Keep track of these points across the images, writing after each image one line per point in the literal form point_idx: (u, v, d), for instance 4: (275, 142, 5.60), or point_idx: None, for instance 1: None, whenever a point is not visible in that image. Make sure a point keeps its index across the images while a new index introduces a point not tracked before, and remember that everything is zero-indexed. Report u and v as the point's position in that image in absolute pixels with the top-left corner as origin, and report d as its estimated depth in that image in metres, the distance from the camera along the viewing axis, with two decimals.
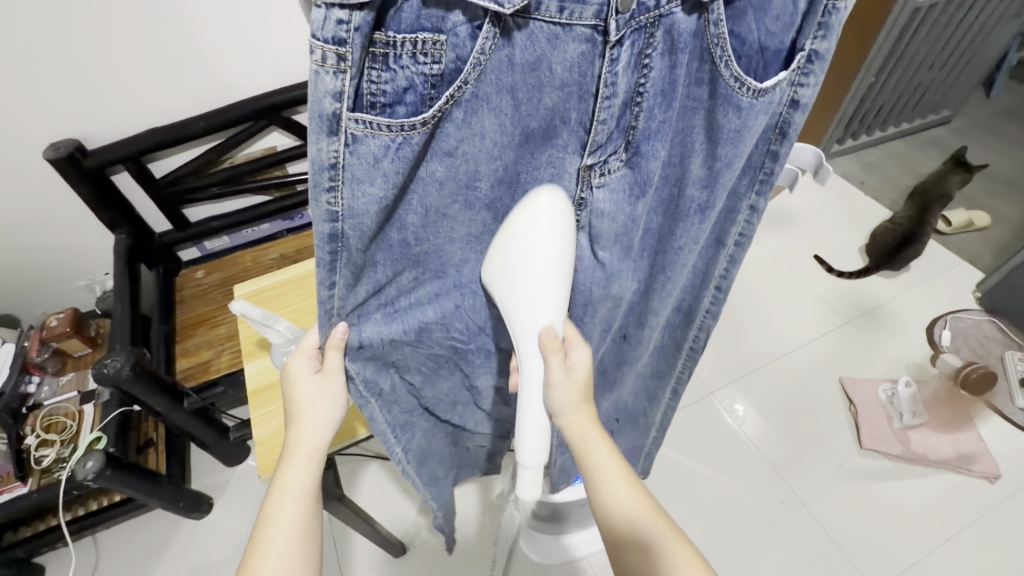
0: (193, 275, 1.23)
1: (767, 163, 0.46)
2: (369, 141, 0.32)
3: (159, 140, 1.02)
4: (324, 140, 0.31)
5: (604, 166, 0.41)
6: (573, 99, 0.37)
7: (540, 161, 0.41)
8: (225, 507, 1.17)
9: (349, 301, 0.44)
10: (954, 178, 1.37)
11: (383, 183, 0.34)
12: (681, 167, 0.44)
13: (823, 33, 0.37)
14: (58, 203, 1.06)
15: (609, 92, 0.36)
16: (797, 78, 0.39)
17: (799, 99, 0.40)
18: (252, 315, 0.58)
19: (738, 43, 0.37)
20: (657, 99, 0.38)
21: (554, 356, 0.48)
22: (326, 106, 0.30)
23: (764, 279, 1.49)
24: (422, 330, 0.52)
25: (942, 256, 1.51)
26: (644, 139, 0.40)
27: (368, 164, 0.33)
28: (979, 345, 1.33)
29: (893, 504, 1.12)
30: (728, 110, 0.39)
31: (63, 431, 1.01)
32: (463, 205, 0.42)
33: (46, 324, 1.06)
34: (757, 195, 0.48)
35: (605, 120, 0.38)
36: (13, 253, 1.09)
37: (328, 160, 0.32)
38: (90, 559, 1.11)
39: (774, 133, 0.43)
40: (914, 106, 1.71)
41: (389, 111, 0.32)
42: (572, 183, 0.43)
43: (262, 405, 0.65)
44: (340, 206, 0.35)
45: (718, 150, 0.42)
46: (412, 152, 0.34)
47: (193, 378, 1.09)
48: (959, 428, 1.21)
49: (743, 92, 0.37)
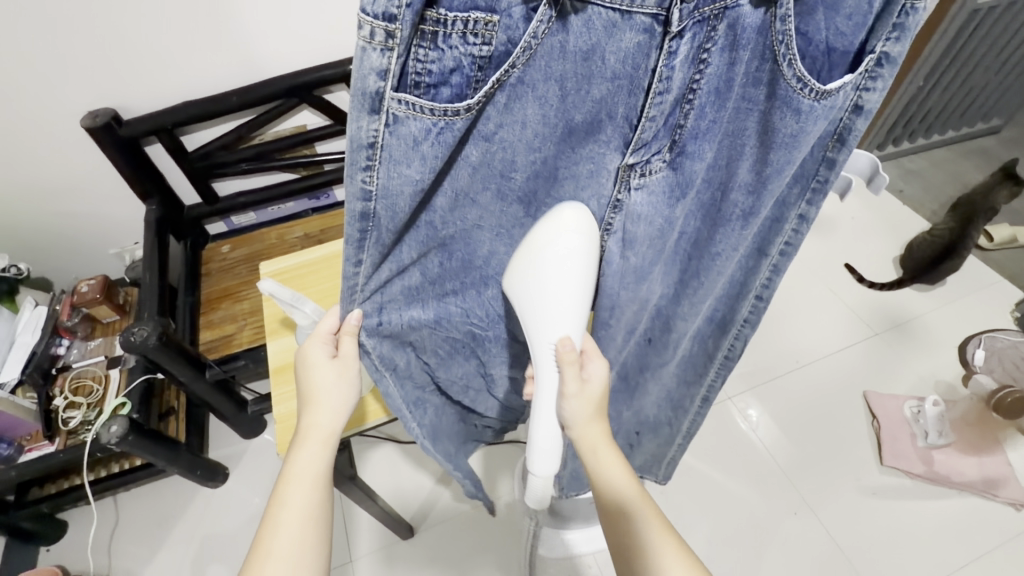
0: (219, 249, 1.24)
1: (822, 171, 0.43)
2: (410, 122, 0.31)
3: (193, 112, 1.03)
4: (366, 118, 0.30)
5: (646, 166, 0.39)
6: (622, 94, 0.35)
7: (579, 154, 0.39)
8: (241, 477, 1.19)
9: (373, 281, 0.44)
10: (1003, 191, 1.30)
11: (420, 166, 0.34)
12: (726, 171, 0.42)
13: (896, 35, 0.33)
14: (95, 171, 1.08)
15: (662, 88, 0.35)
16: (863, 82, 0.36)
17: (863, 105, 0.38)
18: (279, 295, 0.57)
19: (804, 42, 0.34)
20: (710, 97, 0.37)
21: (570, 368, 0.48)
22: (370, 84, 0.29)
23: (790, 285, 1.45)
24: (442, 317, 0.52)
25: (981, 272, 1.45)
26: (691, 138, 0.39)
27: (407, 146, 0.32)
28: (1015, 367, 1.23)
29: (909, 523, 1.09)
30: (787, 113, 0.36)
31: (90, 395, 1.04)
32: (494, 193, 0.40)
33: (77, 290, 1.09)
34: (807, 204, 0.46)
35: (654, 117, 0.36)
36: (51, 217, 1.12)
37: (366, 140, 0.31)
38: (111, 518, 1.15)
39: (832, 140, 0.41)
40: (964, 113, 1.63)
41: (433, 93, 0.31)
42: (611, 182, 0.41)
43: (283, 383, 0.65)
44: (375, 185, 0.34)
45: (770, 154, 0.39)
46: (453, 137, 0.33)
47: (216, 351, 1.11)
48: (986, 452, 1.16)
49: (805, 95, 0.35)
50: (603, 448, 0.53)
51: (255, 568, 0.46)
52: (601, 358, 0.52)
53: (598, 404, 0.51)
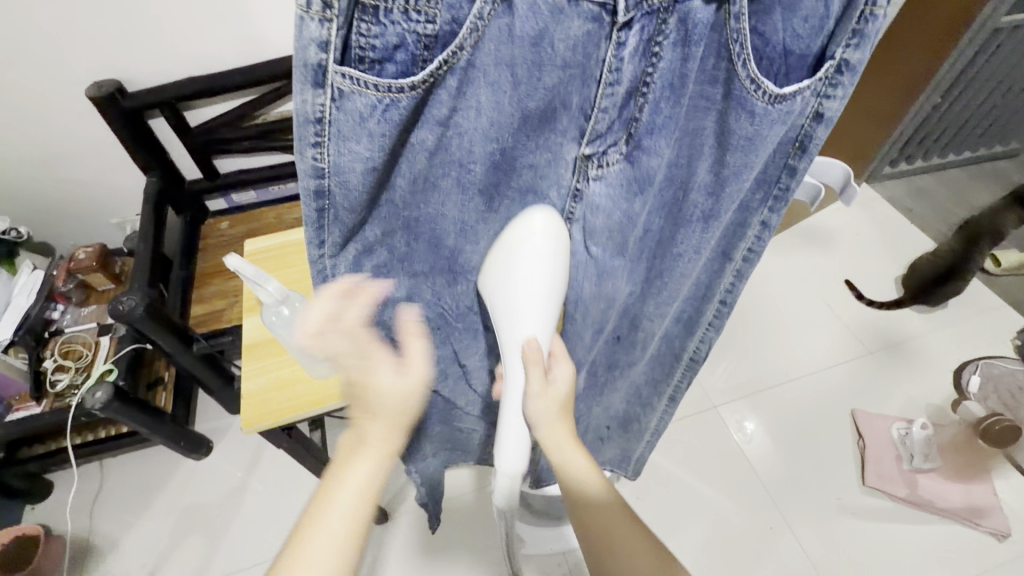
0: (217, 226, 1.26)
1: (784, 177, 0.43)
2: (355, 98, 0.31)
3: (195, 88, 1.04)
4: (310, 92, 0.30)
5: (602, 157, 0.40)
6: (575, 83, 0.36)
7: (537, 142, 0.40)
8: (225, 451, 1.21)
9: (341, 264, 0.43)
10: (1011, 216, 1.27)
11: (370, 143, 0.34)
12: (686, 170, 0.43)
13: (856, 42, 0.33)
14: (99, 141, 1.09)
15: (612, 79, 0.35)
16: (825, 89, 0.36)
17: (823, 113, 0.38)
18: (243, 271, 0.57)
19: (761, 42, 0.34)
20: (665, 91, 0.37)
21: (535, 369, 0.45)
22: (310, 55, 0.28)
23: (788, 298, 1.44)
24: (412, 292, 0.51)
25: (983, 297, 1.42)
26: (647, 134, 0.39)
27: (354, 122, 0.32)
28: (1011, 397, 1.21)
29: (886, 546, 1.08)
30: (742, 115, 0.37)
31: (79, 359, 1.06)
32: (455, 181, 0.41)
33: (74, 257, 1.11)
34: (769, 210, 0.46)
35: (607, 108, 0.37)
36: (55, 184, 1.14)
37: (313, 114, 0.31)
38: (95, 482, 1.17)
39: (794, 146, 0.41)
40: (981, 134, 1.60)
41: (378, 69, 0.30)
42: (570, 173, 0.42)
43: (255, 359, 0.66)
44: (326, 162, 0.34)
45: (726, 156, 0.40)
46: (399, 115, 0.33)
47: (205, 325, 1.12)
48: (974, 479, 1.14)
49: (759, 97, 0.36)
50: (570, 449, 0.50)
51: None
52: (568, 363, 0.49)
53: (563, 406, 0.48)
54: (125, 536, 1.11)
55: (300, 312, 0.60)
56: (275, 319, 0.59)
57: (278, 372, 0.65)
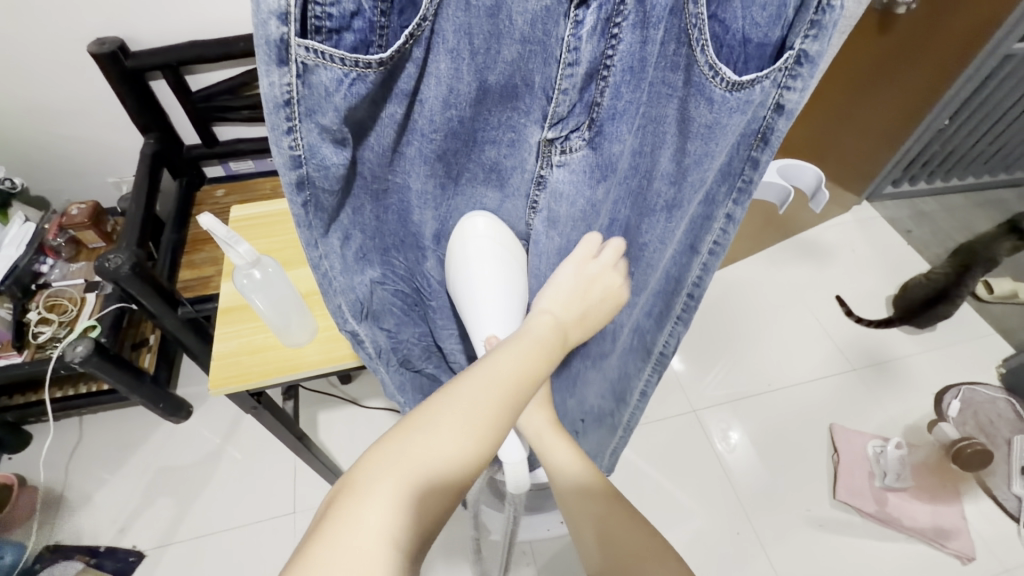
0: (213, 192, 1.25)
1: (747, 170, 0.45)
2: (321, 72, 0.30)
3: (199, 53, 1.04)
4: (276, 72, 0.29)
5: (565, 142, 0.42)
6: (537, 61, 0.37)
7: (501, 118, 0.41)
8: (204, 416, 1.22)
9: (339, 260, 0.44)
10: (1006, 243, 1.27)
11: (336, 117, 0.33)
12: (650, 158, 0.46)
13: (814, 33, 0.35)
14: (99, 99, 1.10)
15: (572, 59, 0.37)
16: (785, 80, 0.38)
17: (784, 105, 0.40)
18: (216, 232, 0.56)
19: (722, 29, 0.36)
20: (625, 75, 0.38)
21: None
22: (272, 30, 0.28)
23: (777, 308, 1.44)
24: (388, 265, 0.50)
25: (973, 323, 1.42)
26: (609, 118, 0.41)
27: (321, 97, 0.31)
28: (988, 423, 1.25)
29: (849, 560, 1.08)
30: (701, 102, 0.40)
31: (64, 313, 1.08)
32: (418, 152, 0.42)
33: (67, 212, 1.11)
34: (734, 204, 0.48)
35: (567, 90, 0.38)
36: (53, 139, 1.15)
37: (281, 97, 0.30)
38: (73, 436, 1.18)
39: (756, 139, 0.43)
40: (986, 161, 1.60)
41: (336, 39, 0.30)
42: (534, 157, 0.45)
43: (229, 323, 0.66)
44: (301, 148, 0.33)
45: (688, 144, 0.43)
46: (365, 89, 0.32)
47: (193, 290, 1.12)
48: (943, 500, 1.14)
49: (717, 84, 0.38)
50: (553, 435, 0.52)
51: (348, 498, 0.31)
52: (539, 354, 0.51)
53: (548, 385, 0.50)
54: (98, 491, 1.12)
55: (273, 277, 0.61)
56: (246, 282, 0.60)
57: (250, 337, 0.66)
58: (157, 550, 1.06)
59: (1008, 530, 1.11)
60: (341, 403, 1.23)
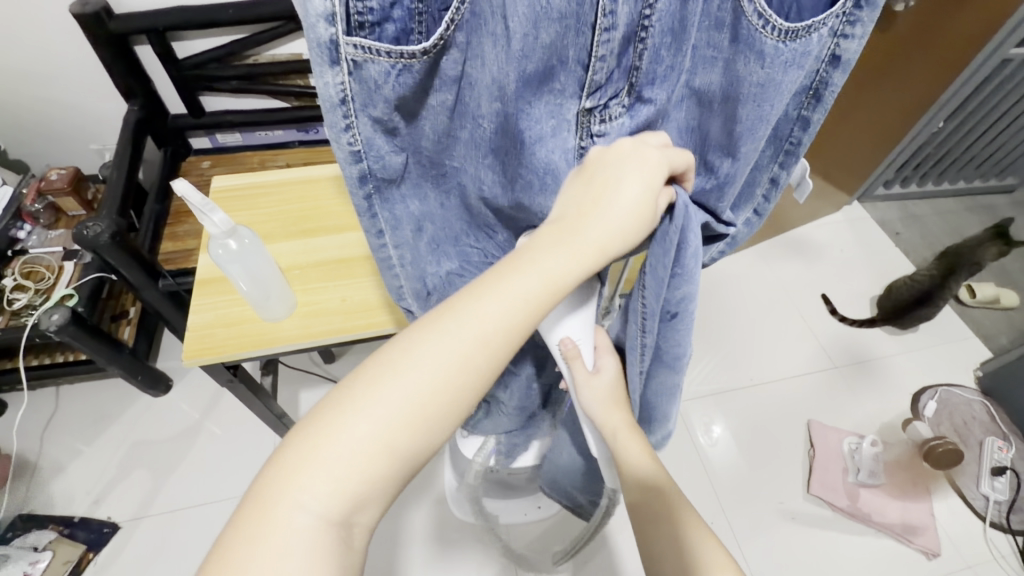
0: (198, 163, 1.23)
1: (796, 131, 0.44)
2: (370, 67, 0.31)
3: (185, 18, 1.02)
4: (328, 72, 0.31)
5: (604, 110, 0.39)
6: (571, 34, 0.34)
7: (539, 107, 0.38)
8: (183, 391, 1.21)
9: (405, 248, 0.46)
10: (991, 249, 1.30)
11: (385, 107, 0.34)
12: (701, 132, 0.45)
13: None
14: (79, 62, 1.06)
15: (607, 24, 0.34)
16: (843, 27, 0.37)
17: (841, 55, 0.38)
18: (191, 198, 0.54)
19: None
20: (665, 37, 0.36)
21: (576, 364, 0.50)
22: (321, 32, 0.30)
23: (763, 305, 1.45)
24: (468, 264, 0.51)
25: (954, 326, 1.44)
26: (648, 84, 0.38)
27: (370, 90, 0.33)
28: (963, 425, 1.27)
29: (819, 552, 1.10)
30: (750, 58, 0.37)
31: (40, 281, 1.06)
32: (471, 140, 0.40)
33: (46, 177, 1.09)
34: (781, 167, 0.47)
35: (604, 56, 0.35)
36: (33, 102, 1.12)
37: (336, 95, 0.33)
38: (49, 406, 1.17)
39: (808, 95, 0.41)
40: (977, 166, 1.60)
41: (379, 31, 0.30)
42: (574, 133, 0.40)
43: (206, 295, 0.65)
44: (360, 143, 0.36)
45: (739, 109, 0.40)
46: (412, 79, 0.33)
47: (174, 263, 1.11)
48: (914, 498, 1.16)
49: (768, 35, 0.35)
50: (627, 436, 0.52)
51: (257, 504, 0.33)
52: (613, 354, 0.52)
53: (615, 389, 0.52)
54: (73, 461, 1.11)
55: (248, 248, 0.60)
56: (221, 251, 0.59)
57: (227, 310, 0.64)
58: (132, 523, 1.05)
59: (974, 529, 1.14)
60: (322, 382, 1.22)
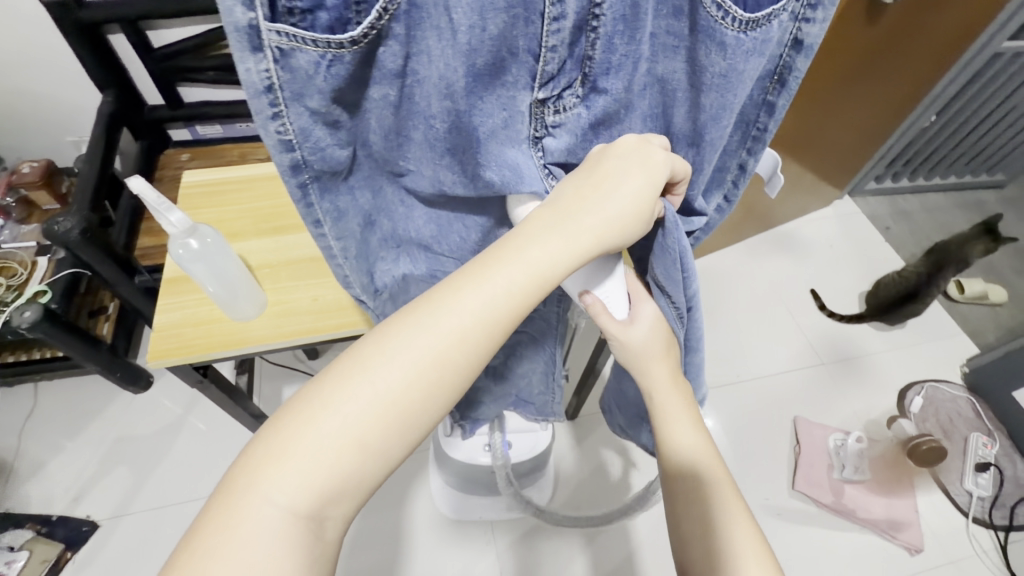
0: (177, 157, 1.20)
1: (762, 117, 0.43)
2: (298, 56, 0.28)
3: (158, 8, 0.98)
4: (251, 59, 0.28)
5: (558, 100, 0.38)
6: (520, 25, 0.33)
7: (489, 101, 0.36)
8: (164, 387, 1.19)
9: (352, 243, 0.42)
10: (978, 245, 1.30)
11: (322, 100, 0.31)
12: (665, 120, 0.42)
13: None
14: (51, 51, 1.03)
15: (556, 14, 0.33)
16: (803, 11, 0.36)
17: (803, 40, 0.37)
18: (147, 196, 0.52)
19: None
20: (617, 25, 0.35)
21: (603, 318, 0.46)
22: (238, 16, 0.26)
23: (752, 301, 1.44)
24: (433, 264, 0.51)
25: (943, 321, 1.43)
26: (603, 73, 0.37)
27: (304, 82, 0.29)
28: (948, 421, 1.28)
29: (802, 549, 1.10)
30: (711, 47, 0.35)
31: (13, 276, 1.04)
32: (424, 139, 0.37)
33: (17, 170, 1.06)
34: (748, 154, 0.45)
35: (555, 47, 0.35)
36: (4, 93, 1.08)
37: (262, 83, 0.29)
38: (27, 403, 1.15)
39: (772, 80, 0.40)
40: (967, 162, 1.60)
41: (311, 19, 0.28)
42: (528, 124, 0.39)
43: (174, 295, 0.64)
44: (292, 132, 0.32)
45: (702, 98, 0.38)
46: (347, 71, 0.30)
47: (154, 257, 1.09)
48: (898, 494, 1.17)
49: (727, 25, 0.34)
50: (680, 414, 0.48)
51: (229, 493, 0.31)
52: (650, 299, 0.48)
53: (654, 341, 0.47)
54: (52, 459, 1.10)
55: (212, 247, 0.58)
56: (182, 251, 0.56)
57: (195, 310, 0.63)
58: (112, 521, 1.04)
59: (957, 524, 1.14)
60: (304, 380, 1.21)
